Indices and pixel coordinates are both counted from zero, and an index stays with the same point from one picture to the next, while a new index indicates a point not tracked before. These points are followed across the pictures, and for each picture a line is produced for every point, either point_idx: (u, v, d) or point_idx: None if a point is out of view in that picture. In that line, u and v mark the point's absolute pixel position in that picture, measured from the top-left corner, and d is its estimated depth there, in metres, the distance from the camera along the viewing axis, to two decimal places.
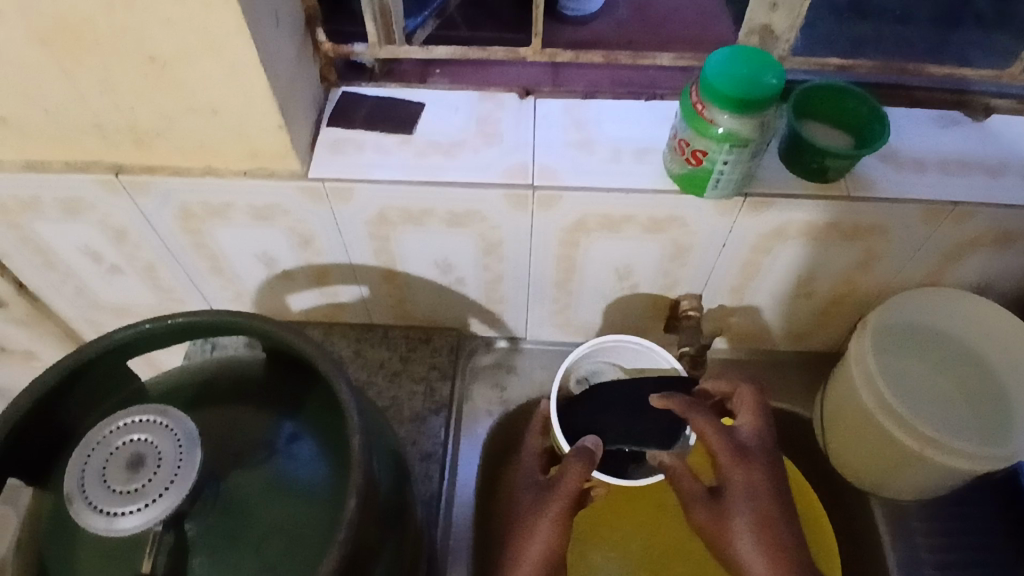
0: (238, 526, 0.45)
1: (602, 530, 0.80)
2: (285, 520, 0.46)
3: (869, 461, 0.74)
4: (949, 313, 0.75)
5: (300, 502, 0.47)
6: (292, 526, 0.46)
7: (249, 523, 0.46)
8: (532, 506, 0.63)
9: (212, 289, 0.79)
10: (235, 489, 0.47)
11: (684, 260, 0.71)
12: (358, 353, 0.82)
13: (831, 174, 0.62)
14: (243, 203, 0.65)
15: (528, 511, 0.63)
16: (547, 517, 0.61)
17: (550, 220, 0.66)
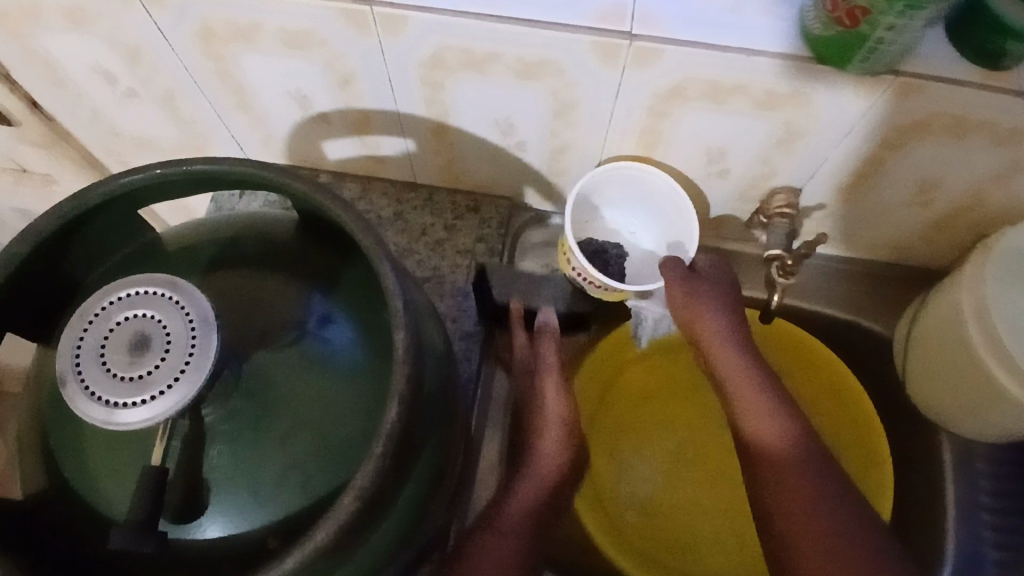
0: (262, 414, 0.40)
1: (636, 420, 0.78)
2: (315, 412, 0.41)
3: (954, 396, 0.66)
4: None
5: (333, 392, 0.41)
6: (322, 419, 0.41)
7: (274, 412, 0.40)
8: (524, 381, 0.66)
9: (239, 127, 0.69)
10: (260, 370, 0.41)
11: (792, 148, 0.59)
12: (399, 215, 0.73)
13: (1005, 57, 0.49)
14: (271, 25, 0.54)
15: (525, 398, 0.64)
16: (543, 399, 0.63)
17: (642, 81, 0.54)
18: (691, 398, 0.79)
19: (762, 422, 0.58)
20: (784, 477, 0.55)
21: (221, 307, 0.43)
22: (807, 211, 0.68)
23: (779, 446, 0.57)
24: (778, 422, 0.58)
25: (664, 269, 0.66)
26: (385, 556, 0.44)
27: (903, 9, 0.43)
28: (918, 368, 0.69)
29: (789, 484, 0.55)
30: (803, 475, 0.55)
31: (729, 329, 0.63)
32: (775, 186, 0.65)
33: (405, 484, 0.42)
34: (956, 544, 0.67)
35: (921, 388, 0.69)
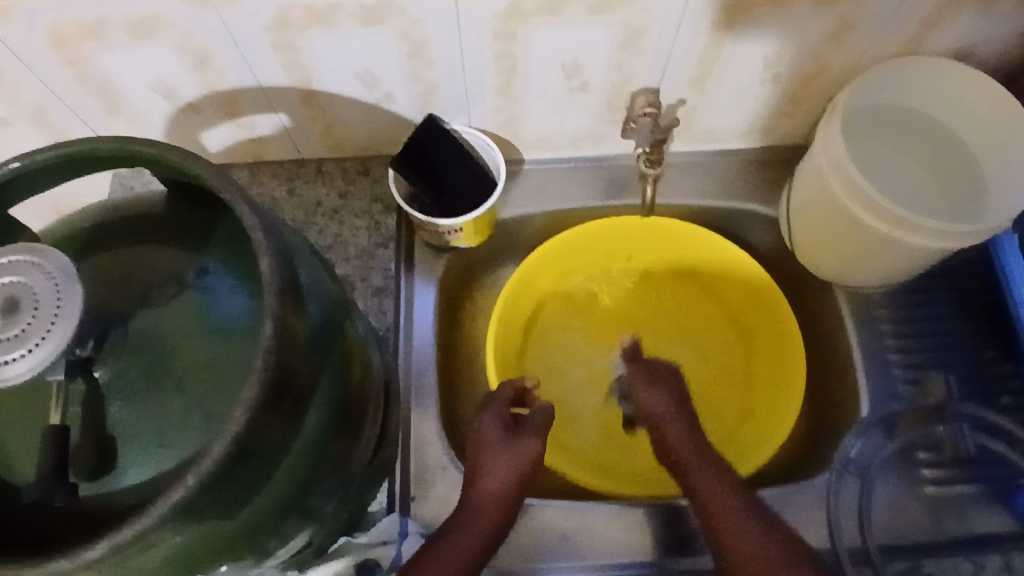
0: (155, 367, 0.42)
1: (567, 342, 0.82)
2: (206, 358, 0.42)
3: (835, 252, 0.71)
4: (956, 100, 0.67)
5: (222, 340, 0.43)
6: (213, 362, 0.42)
7: (166, 363, 0.42)
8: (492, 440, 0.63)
9: (117, 134, 0.70)
10: (146, 329, 0.43)
11: (637, 48, 0.63)
12: (293, 192, 0.75)
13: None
14: (115, 18, 0.55)
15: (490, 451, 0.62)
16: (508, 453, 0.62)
17: (479, 7, 0.57)
18: (618, 322, 0.83)
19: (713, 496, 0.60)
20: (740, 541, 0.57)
21: (105, 279, 0.45)
22: (672, 109, 0.71)
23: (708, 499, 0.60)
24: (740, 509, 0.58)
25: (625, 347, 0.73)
26: (305, 481, 0.46)
27: None
28: (801, 233, 0.73)
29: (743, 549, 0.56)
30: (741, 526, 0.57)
31: (678, 415, 0.66)
32: (635, 90, 0.68)
33: (305, 410, 0.44)
34: (869, 389, 0.69)
35: (807, 250, 0.73)
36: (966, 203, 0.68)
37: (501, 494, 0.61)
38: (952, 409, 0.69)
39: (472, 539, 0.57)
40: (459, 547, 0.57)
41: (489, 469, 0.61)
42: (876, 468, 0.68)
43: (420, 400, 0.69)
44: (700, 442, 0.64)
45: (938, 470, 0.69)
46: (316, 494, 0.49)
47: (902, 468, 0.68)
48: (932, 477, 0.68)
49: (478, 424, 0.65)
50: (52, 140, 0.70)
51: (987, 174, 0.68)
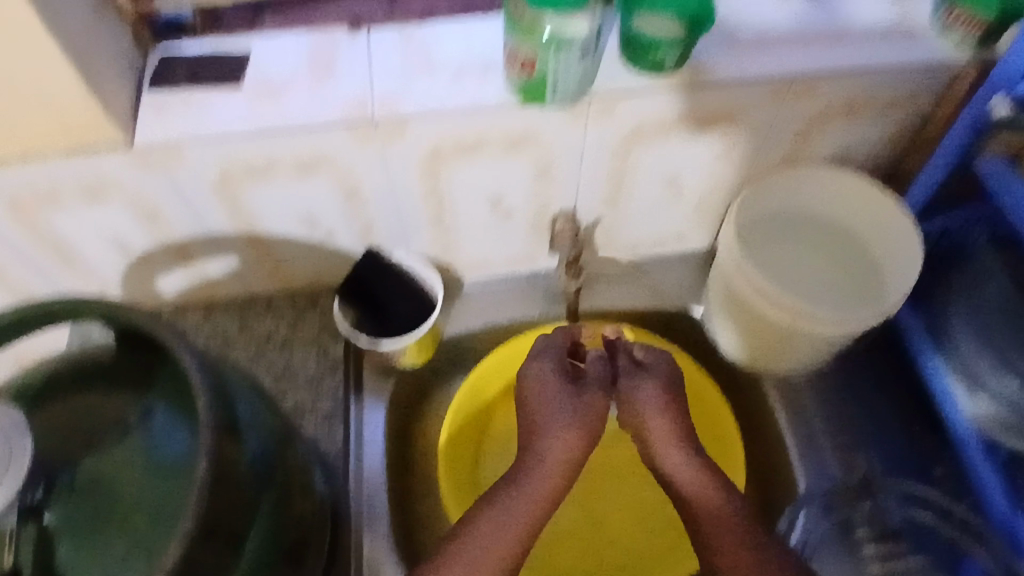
0: (102, 506, 0.44)
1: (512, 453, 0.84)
2: (150, 495, 0.45)
3: (757, 344, 0.77)
4: (840, 196, 0.76)
5: (166, 476, 0.45)
6: (157, 499, 0.45)
7: (113, 501, 0.45)
8: (575, 416, 0.70)
9: (74, 287, 0.75)
10: (93, 471, 0.46)
11: (549, 177, 0.70)
12: (244, 328, 0.79)
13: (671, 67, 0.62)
14: (70, 184, 0.61)
15: (564, 425, 0.69)
16: (568, 423, 0.69)
17: (402, 155, 0.64)
18: None
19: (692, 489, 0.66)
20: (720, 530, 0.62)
21: (51, 429, 0.48)
22: (592, 225, 0.79)
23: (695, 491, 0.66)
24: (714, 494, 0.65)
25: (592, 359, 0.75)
26: None
27: (556, 52, 0.56)
28: (724, 329, 0.79)
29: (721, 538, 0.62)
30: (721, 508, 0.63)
31: (656, 405, 0.70)
32: (556, 211, 0.76)
33: (241, 545, 0.46)
34: (805, 471, 0.73)
35: (731, 345, 0.80)
36: (871, 283, 0.75)
37: (562, 456, 0.68)
38: (879, 484, 0.73)
39: (538, 497, 0.64)
40: (533, 507, 0.64)
41: (549, 435, 0.69)
42: (816, 547, 0.71)
43: (372, 522, 0.69)
44: (682, 438, 0.69)
45: (880, 548, 0.71)
46: None
47: (844, 548, 0.71)
48: (874, 554, 0.70)
49: (551, 393, 0.71)
50: (9, 297, 0.73)
51: (880, 257, 0.76)
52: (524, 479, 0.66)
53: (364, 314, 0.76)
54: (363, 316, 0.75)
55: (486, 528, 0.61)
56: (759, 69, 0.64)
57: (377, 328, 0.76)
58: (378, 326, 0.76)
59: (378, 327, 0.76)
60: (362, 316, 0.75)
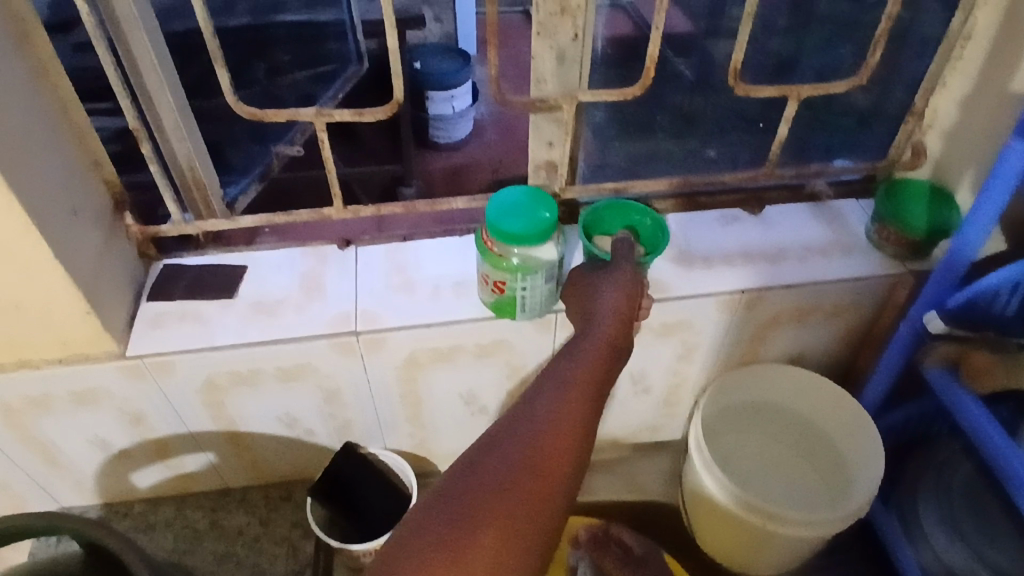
0: None
1: None
2: None
3: (732, 543, 0.76)
4: (807, 392, 0.79)
5: None
6: None
7: None
8: (603, 282, 0.59)
9: (48, 485, 0.75)
10: None
11: (522, 378, 0.74)
12: (215, 523, 0.78)
13: (631, 244, 0.64)
14: (60, 390, 0.65)
15: (603, 302, 0.57)
16: (603, 317, 0.56)
17: (381, 361, 0.68)
18: None
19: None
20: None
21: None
22: None
23: None
24: None
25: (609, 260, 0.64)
26: None
27: (524, 276, 0.61)
28: (700, 525, 0.79)
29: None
30: None
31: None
32: None
33: None
34: None
35: (708, 541, 0.80)
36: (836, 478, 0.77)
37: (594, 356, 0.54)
38: None
39: (575, 395, 0.51)
40: (565, 408, 0.50)
41: (588, 341, 0.55)
42: None
43: None
44: None
45: None
46: None
47: None
48: None
49: (602, 293, 0.58)
50: None
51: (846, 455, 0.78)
52: (525, 407, 0.51)
53: (338, 512, 0.75)
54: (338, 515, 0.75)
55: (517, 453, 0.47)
56: (710, 285, 0.70)
57: (351, 526, 0.75)
58: (353, 522, 0.75)
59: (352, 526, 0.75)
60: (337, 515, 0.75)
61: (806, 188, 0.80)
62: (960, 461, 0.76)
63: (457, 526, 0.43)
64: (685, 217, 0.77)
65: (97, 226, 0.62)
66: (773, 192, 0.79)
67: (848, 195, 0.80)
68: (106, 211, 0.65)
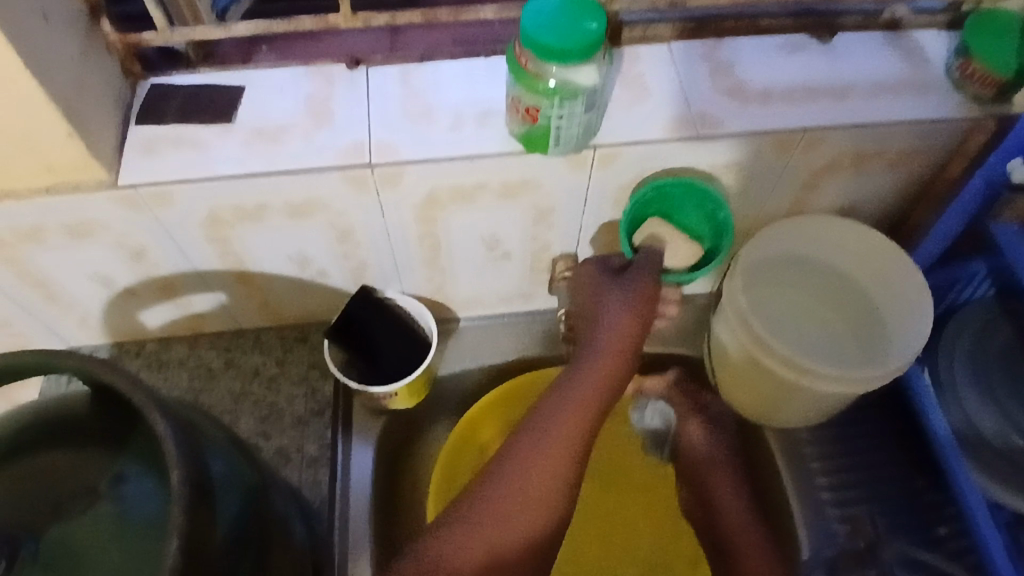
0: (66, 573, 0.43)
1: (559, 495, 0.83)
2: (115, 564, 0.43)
3: (759, 395, 0.74)
4: (850, 247, 0.73)
5: (135, 540, 0.43)
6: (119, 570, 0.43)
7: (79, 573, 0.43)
8: (607, 308, 0.67)
9: (54, 321, 0.72)
10: (58, 542, 0.44)
11: (549, 222, 0.68)
12: (230, 363, 0.77)
13: (655, 251, 0.68)
14: (53, 222, 0.59)
15: (590, 351, 0.66)
16: (594, 371, 0.65)
17: (399, 198, 0.62)
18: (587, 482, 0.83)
19: (733, 511, 0.73)
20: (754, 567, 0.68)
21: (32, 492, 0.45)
22: (591, 269, 0.76)
23: (731, 513, 0.73)
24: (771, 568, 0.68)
25: (598, 263, 0.70)
26: None
27: (560, 102, 0.53)
28: (724, 377, 0.77)
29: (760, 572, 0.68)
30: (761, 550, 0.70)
31: (721, 458, 0.76)
32: (555, 255, 0.73)
33: None
34: (807, 530, 0.72)
35: (733, 395, 0.77)
36: (875, 339, 0.73)
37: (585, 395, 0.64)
38: (887, 551, 0.70)
39: (568, 425, 0.62)
40: (557, 441, 0.61)
41: (578, 386, 0.64)
42: None
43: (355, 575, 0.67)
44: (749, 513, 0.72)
45: None
46: None
47: None
48: None
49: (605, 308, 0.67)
50: None
51: (888, 316, 0.73)
52: (516, 444, 0.62)
53: (355, 355, 0.73)
54: (354, 358, 0.73)
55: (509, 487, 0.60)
56: (767, 121, 0.62)
57: (368, 369, 0.73)
58: (370, 364, 0.73)
59: (371, 369, 0.73)
60: (353, 358, 0.73)
61: (884, 15, 0.68)
62: (1000, 325, 0.72)
63: (467, 525, 0.58)
64: (744, 42, 0.67)
65: (70, 30, 0.54)
66: (852, 15, 0.68)
67: (931, 21, 0.69)
68: (79, 14, 0.56)
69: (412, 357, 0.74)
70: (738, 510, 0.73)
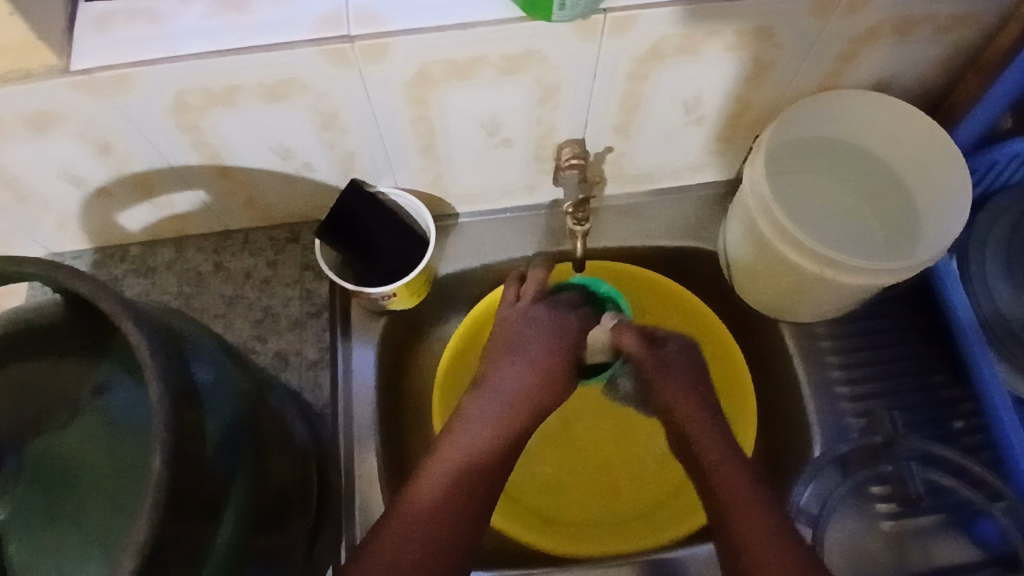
0: (57, 487, 0.41)
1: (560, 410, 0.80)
2: (105, 468, 0.41)
3: (776, 289, 0.70)
4: (885, 129, 0.67)
5: (124, 443, 0.41)
6: (110, 473, 0.41)
7: (69, 484, 0.41)
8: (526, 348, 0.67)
9: (30, 225, 0.68)
10: (49, 452, 0.42)
11: (554, 102, 0.62)
12: (220, 265, 0.72)
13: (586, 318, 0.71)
14: (5, 113, 0.53)
15: (505, 364, 0.66)
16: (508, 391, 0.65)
17: (386, 76, 0.56)
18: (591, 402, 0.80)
19: (710, 445, 0.62)
20: (735, 503, 0.57)
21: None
22: (600, 156, 0.70)
23: (709, 450, 0.62)
24: (751, 497, 0.57)
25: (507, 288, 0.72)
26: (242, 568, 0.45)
27: None
28: (739, 270, 0.72)
29: (742, 511, 0.56)
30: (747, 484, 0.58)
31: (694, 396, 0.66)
32: (560, 141, 0.67)
33: (217, 518, 0.42)
34: (820, 425, 0.69)
35: (749, 290, 0.73)
36: (904, 234, 0.69)
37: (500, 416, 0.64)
38: (900, 446, 0.67)
39: (481, 438, 0.61)
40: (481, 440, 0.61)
41: (496, 405, 0.64)
42: (831, 506, 0.66)
43: (364, 475, 0.66)
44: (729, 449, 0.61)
45: (892, 505, 0.67)
46: None
47: (857, 503, 0.67)
48: (886, 511, 0.67)
49: (525, 330, 0.68)
50: None
51: (921, 207, 0.68)
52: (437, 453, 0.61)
53: (351, 252, 0.69)
54: (350, 255, 0.69)
55: (431, 503, 0.57)
56: None
57: (365, 267, 0.69)
58: (368, 262, 0.69)
59: (368, 267, 0.69)
60: (350, 255, 0.69)
61: None
62: None
63: (399, 520, 0.56)
64: None
65: None
66: None
67: None
68: None
69: (410, 254, 0.70)
70: (715, 448, 0.61)
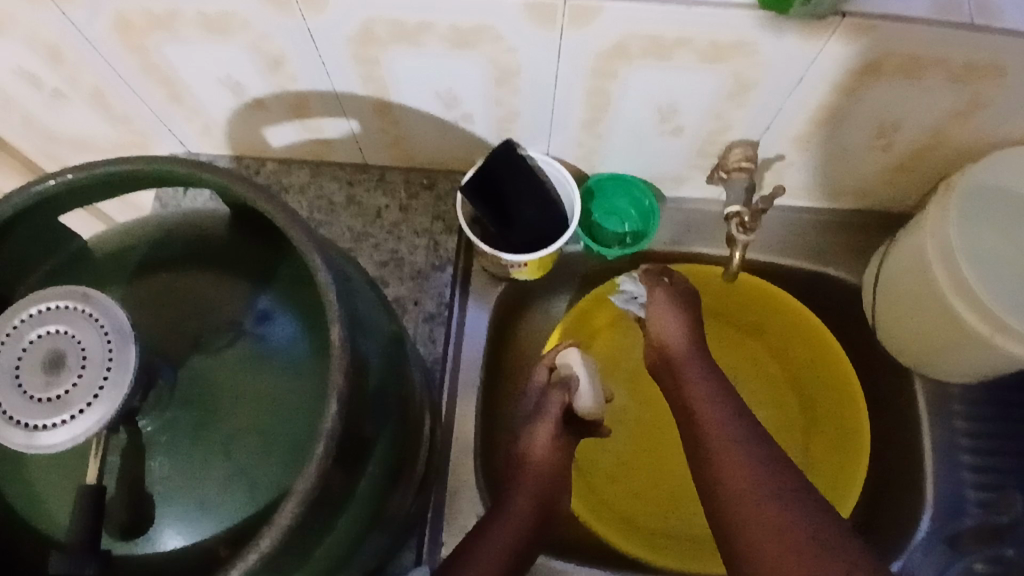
0: (206, 416, 0.39)
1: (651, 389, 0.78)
2: (257, 403, 0.40)
3: (927, 341, 0.65)
4: None
5: (284, 380, 0.40)
6: (264, 407, 0.40)
7: (217, 411, 0.39)
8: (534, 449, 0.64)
9: (177, 123, 0.67)
10: (198, 374, 0.40)
11: (744, 99, 0.57)
12: (352, 199, 0.71)
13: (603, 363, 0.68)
14: (189, 9, 0.51)
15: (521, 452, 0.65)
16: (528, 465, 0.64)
17: (583, 41, 0.52)
18: None
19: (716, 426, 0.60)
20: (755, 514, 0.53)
21: (139, 318, 0.41)
22: (767, 163, 0.66)
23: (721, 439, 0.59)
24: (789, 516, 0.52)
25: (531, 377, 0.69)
26: (367, 525, 0.44)
27: None
28: (887, 312, 0.68)
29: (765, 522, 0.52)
30: (765, 494, 0.54)
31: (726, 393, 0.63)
32: (732, 141, 0.63)
33: (362, 467, 0.41)
34: (938, 491, 0.66)
35: (891, 335, 0.69)
36: None
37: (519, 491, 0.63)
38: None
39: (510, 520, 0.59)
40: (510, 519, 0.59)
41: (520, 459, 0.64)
42: None
43: (460, 438, 0.66)
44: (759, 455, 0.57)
45: None
46: (359, 559, 0.46)
47: None
48: None
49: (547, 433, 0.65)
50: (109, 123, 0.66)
51: None
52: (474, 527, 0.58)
53: (488, 214, 0.66)
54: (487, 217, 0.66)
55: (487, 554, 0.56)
56: None
57: (498, 231, 0.67)
58: (504, 226, 0.67)
59: (502, 231, 0.67)
60: (486, 217, 0.66)
61: None
62: None
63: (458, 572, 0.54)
64: None
65: None
66: None
67: None
68: None
69: (549, 226, 0.67)
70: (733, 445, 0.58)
